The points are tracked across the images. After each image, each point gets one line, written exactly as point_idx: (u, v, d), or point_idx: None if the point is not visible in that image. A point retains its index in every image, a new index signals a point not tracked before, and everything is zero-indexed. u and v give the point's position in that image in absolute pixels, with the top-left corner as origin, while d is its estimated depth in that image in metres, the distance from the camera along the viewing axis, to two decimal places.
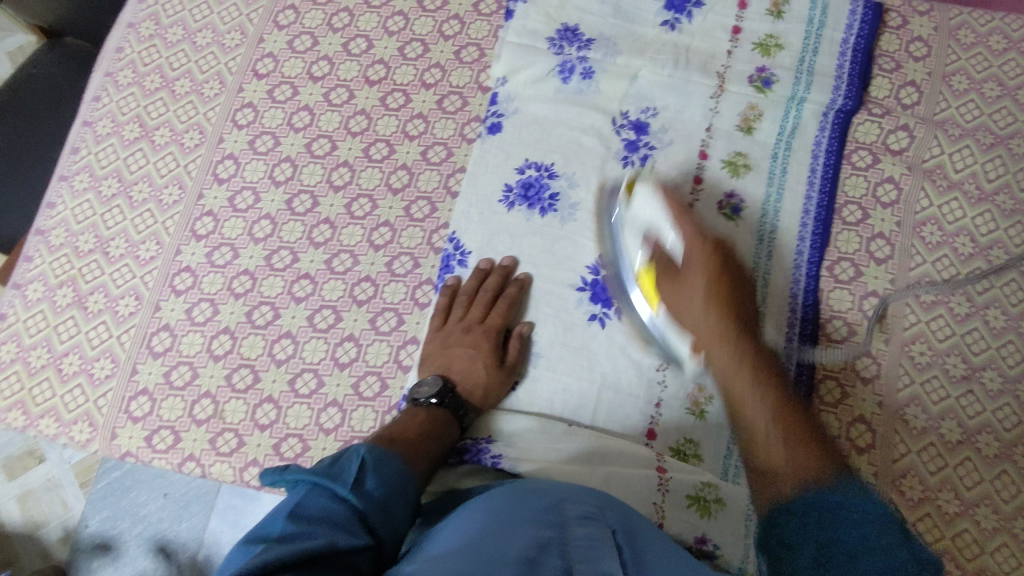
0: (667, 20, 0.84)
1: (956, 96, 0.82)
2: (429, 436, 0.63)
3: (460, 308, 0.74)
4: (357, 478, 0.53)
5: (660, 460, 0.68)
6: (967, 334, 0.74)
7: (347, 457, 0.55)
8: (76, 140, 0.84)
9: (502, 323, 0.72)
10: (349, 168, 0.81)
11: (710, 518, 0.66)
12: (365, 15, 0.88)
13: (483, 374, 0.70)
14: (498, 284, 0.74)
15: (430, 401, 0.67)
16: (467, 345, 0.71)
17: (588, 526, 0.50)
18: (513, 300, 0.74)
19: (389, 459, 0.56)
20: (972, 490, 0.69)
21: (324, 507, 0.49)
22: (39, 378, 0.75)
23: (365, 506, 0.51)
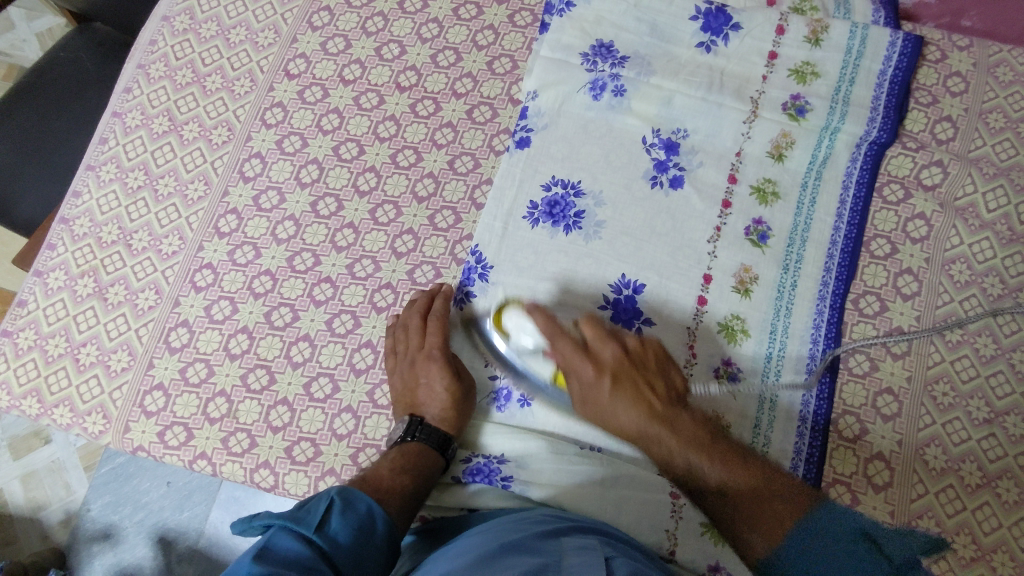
0: (702, 42, 0.84)
1: (992, 134, 0.81)
2: (404, 471, 0.64)
3: (402, 344, 0.72)
4: (322, 519, 0.54)
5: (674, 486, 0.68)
6: (992, 377, 0.73)
7: (313, 500, 0.56)
8: (105, 130, 0.85)
9: (442, 339, 0.71)
10: (375, 174, 0.81)
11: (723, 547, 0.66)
12: (399, 21, 0.88)
13: (443, 394, 0.68)
14: (422, 306, 0.73)
15: (404, 438, 0.67)
16: (418, 375, 0.70)
17: (584, 554, 0.50)
18: (442, 314, 0.72)
19: (355, 497, 0.57)
20: (989, 535, 0.68)
21: (290, 548, 0.50)
22: (56, 366, 0.75)
23: (330, 549, 0.52)
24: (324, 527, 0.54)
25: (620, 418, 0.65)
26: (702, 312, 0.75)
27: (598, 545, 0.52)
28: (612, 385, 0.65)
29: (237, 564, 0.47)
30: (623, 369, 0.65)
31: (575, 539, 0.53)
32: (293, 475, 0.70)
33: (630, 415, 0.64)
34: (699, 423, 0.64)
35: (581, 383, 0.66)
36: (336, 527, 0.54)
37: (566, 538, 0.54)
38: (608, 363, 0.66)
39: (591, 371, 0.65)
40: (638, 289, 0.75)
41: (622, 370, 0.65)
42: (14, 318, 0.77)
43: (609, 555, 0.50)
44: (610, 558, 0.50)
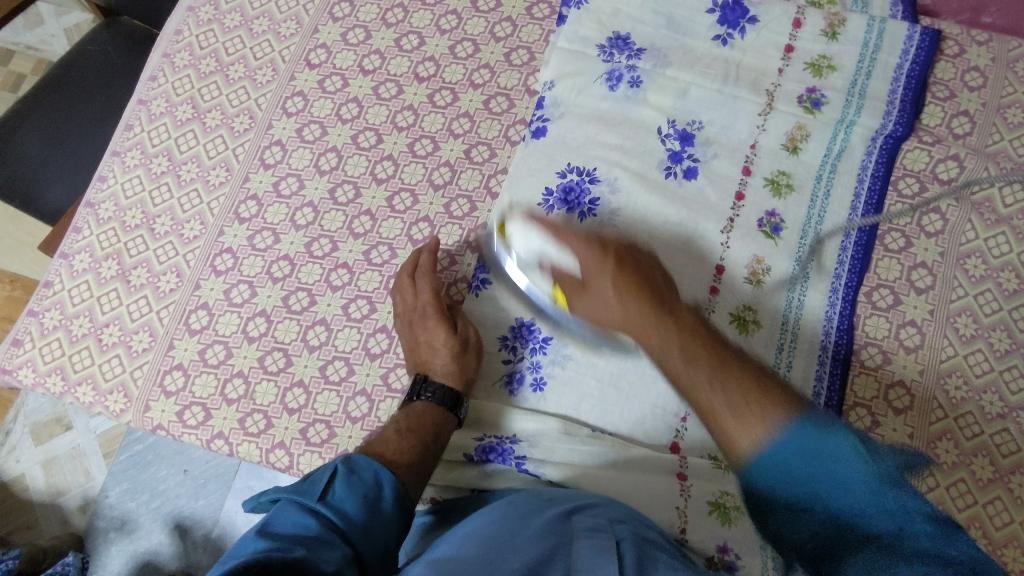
0: (719, 34, 0.84)
1: (1010, 129, 0.80)
2: (413, 429, 0.65)
3: (401, 304, 0.74)
4: (326, 488, 0.55)
5: (683, 466, 0.68)
6: (1006, 372, 0.72)
7: (317, 472, 0.57)
8: (130, 117, 0.86)
9: (434, 296, 0.72)
10: (393, 162, 0.82)
11: (732, 527, 0.66)
12: (419, 13, 0.89)
13: (440, 348, 0.70)
14: (414, 265, 0.75)
15: (411, 399, 0.68)
16: (417, 332, 0.72)
17: (594, 536, 0.51)
18: (432, 271, 0.74)
19: (360, 465, 0.59)
20: (1000, 530, 0.67)
21: (297, 518, 0.52)
22: (79, 346, 0.77)
23: (337, 515, 0.53)
24: (328, 496, 0.55)
25: (603, 285, 0.64)
26: (715, 301, 0.75)
27: (607, 526, 0.53)
28: (614, 268, 0.64)
29: (244, 538, 0.49)
30: (631, 287, 0.62)
31: (586, 519, 0.54)
32: (308, 456, 0.72)
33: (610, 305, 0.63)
34: (712, 336, 0.58)
35: (590, 278, 0.65)
36: (340, 495, 0.55)
37: (577, 517, 0.54)
38: (589, 255, 0.65)
39: (590, 252, 0.65)
40: None
41: (625, 279, 0.63)
42: (40, 299, 0.79)
43: (619, 538, 0.51)
44: (620, 542, 0.51)
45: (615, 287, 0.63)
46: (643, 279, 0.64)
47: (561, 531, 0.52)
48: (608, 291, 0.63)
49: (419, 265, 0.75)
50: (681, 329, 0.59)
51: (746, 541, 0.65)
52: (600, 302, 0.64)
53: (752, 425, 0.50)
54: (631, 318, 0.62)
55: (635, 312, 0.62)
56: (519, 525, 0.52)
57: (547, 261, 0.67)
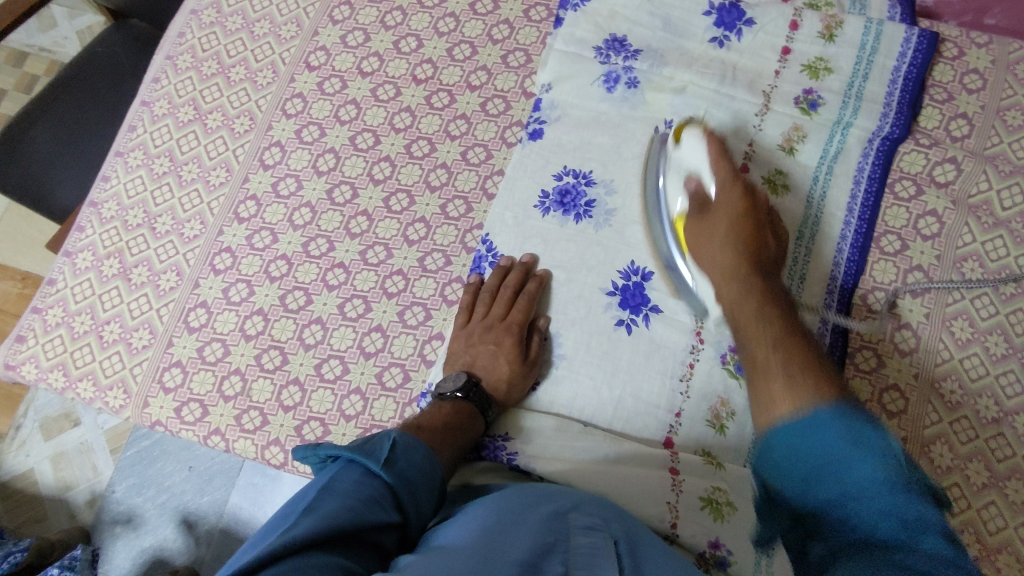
0: (716, 36, 0.84)
1: (1009, 132, 0.80)
2: (453, 427, 0.64)
3: (482, 305, 0.74)
4: (389, 457, 0.55)
5: (674, 461, 0.68)
6: (1002, 376, 0.72)
7: (377, 438, 0.56)
8: (134, 119, 0.88)
9: (524, 318, 0.73)
10: (389, 163, 0.83)
11: (723, 522, 0.65)
12: (417, 15, 0.90)
13: (505, 368, 0.70)
14: (518, 281, 0.75)
15: (455, 395, 0.67)
16: (488, 341, 0.72)
17: (590, 535, 0.51)
18: (535, 294, 0.74)
19: (416, 443, 0.58)
20: (994, 535, 0.67)
21: (356, 482, 0.52)
22: (81, 342, 0.78)
23: (394, 483, 0.53)
24: (390, 464, 0.54)
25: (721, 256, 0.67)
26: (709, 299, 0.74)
27: (602, 526, 0.53)
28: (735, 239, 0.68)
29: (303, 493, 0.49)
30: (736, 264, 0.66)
31: (580, 516, 0.54)
32: None
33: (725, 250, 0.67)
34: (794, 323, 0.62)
35: (717, 198, 0.70)
36: (401, 465, 0.55)
37: (573, 513, 0.54)
38: (735, 205, 0.69)
39: (726, 225, 0.68)
40: (648, 275, 0.76)
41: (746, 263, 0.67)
42: (44, 296, 0.81)
43: (614, 538, 0.52)
44: (617, 543, 0.52)
45: (729, 249, 0.67)
46: (756, 245, 0.68)
47: (559, 527, 0.51)
48: (715, 253, 0.68)
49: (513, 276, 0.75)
50: (778, 315, 0.63)
51: (737, 536, 0.65)
52: (710, 249, 0.69)
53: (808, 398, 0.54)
54: (729, 265, 0.67)
55: (734, 264, 0.67)
56: (520, 515, 0.52)
57: (697, 176, 0.72)
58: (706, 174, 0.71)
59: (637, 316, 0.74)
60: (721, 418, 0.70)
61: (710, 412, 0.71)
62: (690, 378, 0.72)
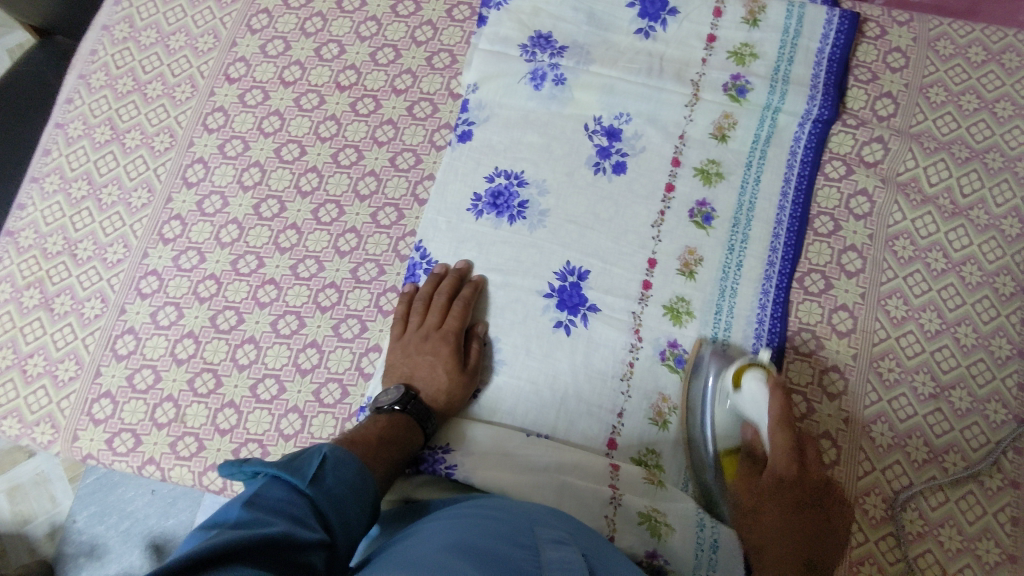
0: (641, 28, 0.83)
1: (932, 108, 0.81)
2: (390, 441, 0.63)
3: (416, 315, 0.72)
4: (317, 474, 0.54)
5: (615, 476, 0.67)
6: (937, 352, 0.72)
7: (307, 453, 0.55)
8: (48, 142, 0.85)
9: (461, 324, 0.72)
10: (317, 174, 0.81)
11: (661, 538, 0.65)
12: (338, 20, 0.88)
13: (444, 377, 0.69)
14: (451, 287, 0.73)
15: (392, 408, 0.66)
16: (425, 350, 0.70)
17: (561, 549, 0.49)
18: (470, 299, 0.73)
19: (347, 458, 0.57)
20: (936, 510, 0.68)
21: (282, 498, 0.50)
22: (4, 378, 0.76)
23: (321, 500, 0.52)
24: (318, 481, 0.53)
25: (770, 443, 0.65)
26: (647, 296, 0.75)
27: (570, 538, 0.52)
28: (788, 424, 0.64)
29: (226, 505, 0.47)
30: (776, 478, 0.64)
31: (548, 529, 0.52)
32: None
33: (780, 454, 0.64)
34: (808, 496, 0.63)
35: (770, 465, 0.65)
36: (330, 483, 0.54)
37: (539, 527, 0.52)
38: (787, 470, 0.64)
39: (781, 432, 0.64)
40: (583, 275, 0.75)
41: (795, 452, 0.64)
42: None
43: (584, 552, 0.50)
44: (585, 555, 0.51)
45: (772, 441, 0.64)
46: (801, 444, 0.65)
47: (528, 541, 0.49)
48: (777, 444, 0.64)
49: (446, 283, 0.74)
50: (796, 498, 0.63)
51: (676, 547, 0.64)
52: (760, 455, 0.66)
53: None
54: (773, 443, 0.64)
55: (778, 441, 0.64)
56: (491, 528, 0.50)
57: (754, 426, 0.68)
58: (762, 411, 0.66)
59: (575, 317, 0.74)
60: (663, 415, 0.71)
61: (652, 410, 0.71)
62: (630, 378, 0.72)
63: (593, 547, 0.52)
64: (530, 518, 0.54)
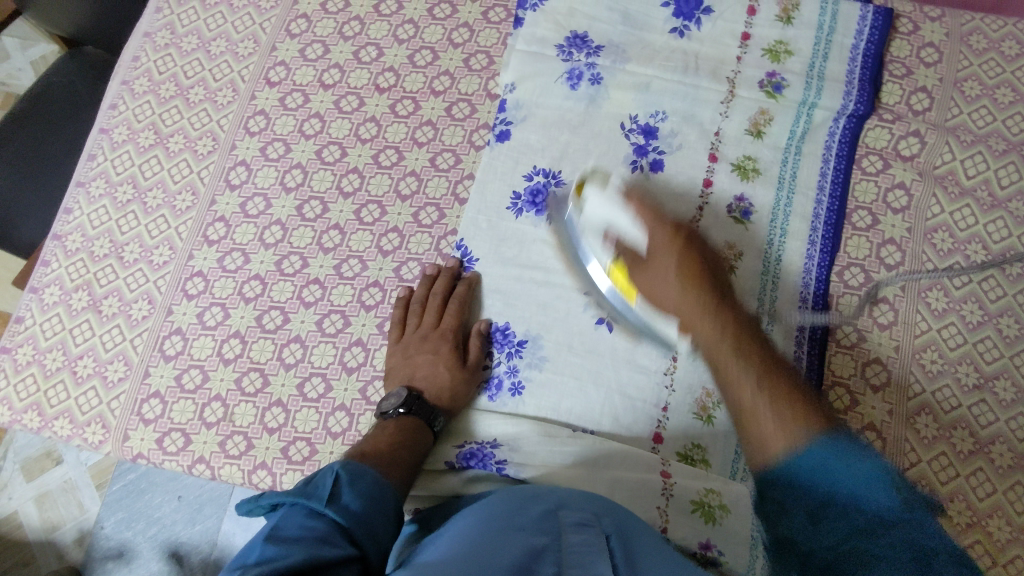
0: (675, 27, 0.84)
1: (968, 102, 0.81)
2: (403, 444, 0.65)
3: (413, 317, 0.74)
4: (333, 492, 0.54)
5: (666, 464, 0.68)
6: (979, 343, 0.73)
7: (320, 476, 0.56)
8: (93, 147, 0.86)
9: (458, 322, 0.74)
10: (358, 175, 0.82)
11: (714, 524, 0.66)
12: (376, 24, 0.89)
13: (446, 374, 0.71)
14: (444, 287, 0.75)
15: (399, 411, 0.68)
16: (425, 350, 0.72)
17: (582, 532, 0.50)
18: (464, 296, 0.75)
19: (363, 471, 0.58)
20: (984, 500, 0.68)
21: (303, 523, 0.50)
22: (54, 380, 0.77)
23: (343, 518, 0.52)
24: (336, 500, 0.54)
25: (666, 264, 0.66)
26: None
27: (594, 520, 0.52)
28: (680, 249, 0.66)
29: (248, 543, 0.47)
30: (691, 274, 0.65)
31: (571, 513, 0.53)
32: (290, 475, 0.71)
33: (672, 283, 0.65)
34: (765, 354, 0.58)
35: (652, 256, 0.67)
36: (347, 499, 0.54)
37: (563, 511, 0.53)
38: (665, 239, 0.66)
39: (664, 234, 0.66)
40: None
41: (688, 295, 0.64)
42: (12, 335, 0.79)
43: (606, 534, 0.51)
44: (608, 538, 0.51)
45: (677, 260, 0.65)
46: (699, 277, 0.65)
47: (550, 526, 0.50)
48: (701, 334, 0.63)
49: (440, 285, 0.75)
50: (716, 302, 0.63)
51: (731, 537, 0.65)
52: (660, 279, 0.65)
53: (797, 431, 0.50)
54: (687, 300, 0.63)
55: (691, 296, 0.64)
56: (511, 519, 0.51)
57: (612, 229, 0.68)
58: (618, 216, 0.68)
59: (616, 314, 0.74)
60: (707, 410, 0.71)
61: (695, 405, 0.71)
62: (673, 372, 0.72)
63: (616, 526, 0.53)
64: (555, 502, 0.54)
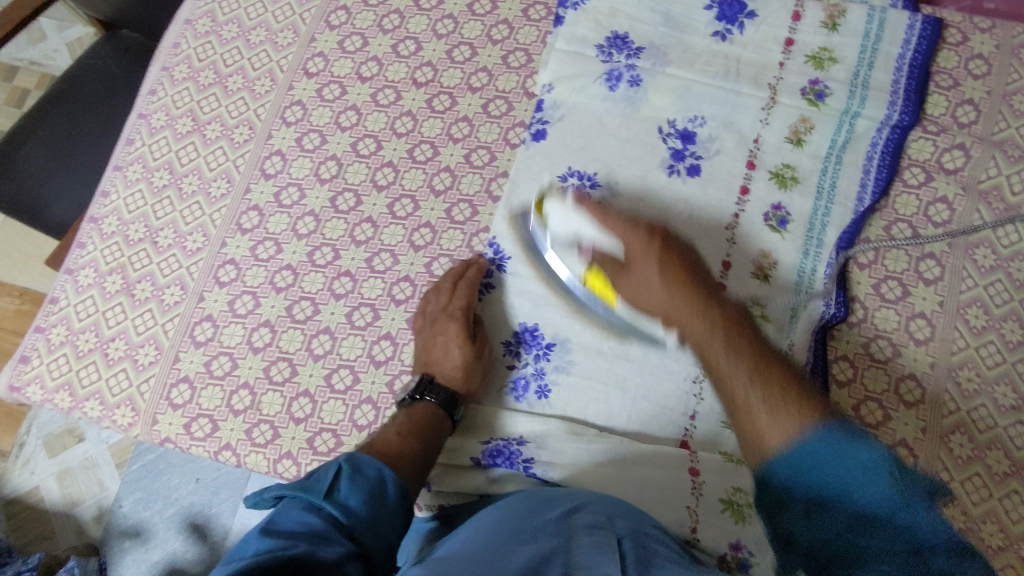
0: (718, 30, 0.83)
1: (1016, 117, 0.79)
2: (413, 433, 0.64)
3: (427, 304, 0.74)
4: (332, 486, 0.53)
5: (694, 461, 0.67)
6: (1019, 363, 0.71)
7: (322, 468, 0.55)
8: (132, 131, 0.87)
9: (466, 303, 0.72)
10: (392, 169, 0.82)
11: (743, 525, 0.65)
12: (415, 18, 0.89)
13: (456, 354, 0.70)
14: (456, 272, 0.75)
15: (414, 397, 0.69)
16: (438, 333, 0.71)
17: (594, 534, 0.47)
18: (473, 278, 0.74)
19: (365, 463, 0.57)
20: (1017, 524, 0.66)
21: (301, 518, 0.50)
22: (86, 361, 0.77)
23: (342, 513, 0.52)
24: (336, 493, 0.53)
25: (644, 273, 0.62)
26: None
27: (607, 524, 0.50)
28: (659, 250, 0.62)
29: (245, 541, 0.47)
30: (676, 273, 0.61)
31: (584, 517, 0.51)
32: (315, 465, 0.71)
33: (657, 294, 0.61)
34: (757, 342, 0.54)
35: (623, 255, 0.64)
36: (345, 492, 0.54)
37: (577, 515, 0.51)
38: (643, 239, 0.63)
39: (624, 227, 0.64)
40: None
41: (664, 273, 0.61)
42: (46, 315, 0.80)
43: (619, 537, 0.48)
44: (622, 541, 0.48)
45: (659, 267, 0.61)
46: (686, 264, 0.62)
47: (561, 531, 0.48)
48: (657, 297, 0.61)
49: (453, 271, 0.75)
50: (748, 340, 0.54)
51: (760, 540, 0.64)
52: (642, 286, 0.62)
53: (789, 415, 0.47)
54: (675, 305, 0.60)
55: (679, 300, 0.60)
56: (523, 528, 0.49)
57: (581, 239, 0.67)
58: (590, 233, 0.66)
59: None
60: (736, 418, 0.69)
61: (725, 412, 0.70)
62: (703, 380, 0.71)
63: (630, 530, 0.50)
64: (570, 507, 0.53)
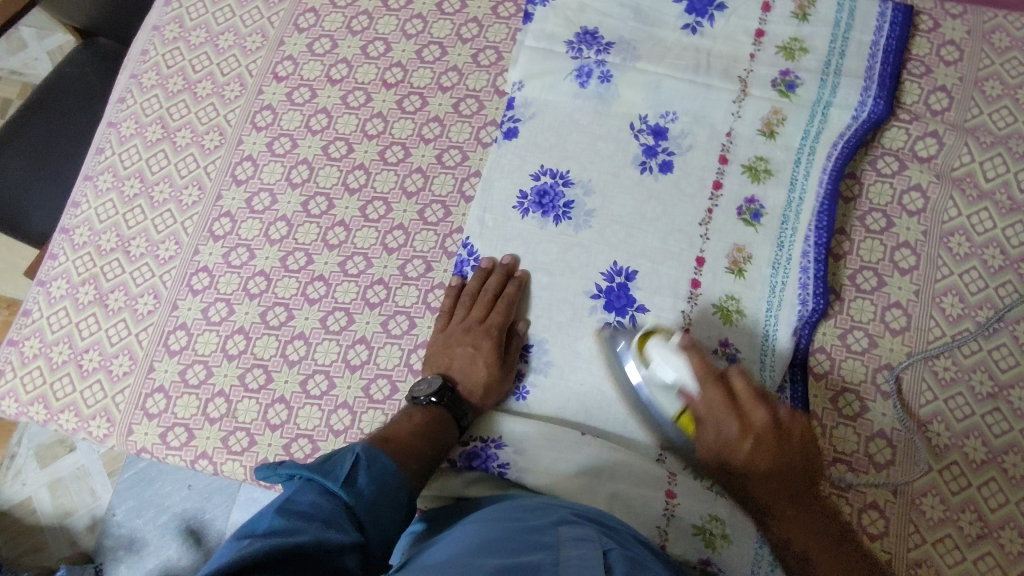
0: (688, 23, 0.83)
1: (988, 102, 0.79)
2: (425, 437, 0.64)
3: (461, 308, 0.73)
4: (349, 474, 0.54)
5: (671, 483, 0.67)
6: (995, 350, 0.71)
7: (340, 454, 0.56)
8: (102, 140, 0.86)
9: (503, 321, 0.72)
10: (364, 171, 0.82)
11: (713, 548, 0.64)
12: (384, 18, 0.89)
13: (482, 370, 0.69)
14: (496, 283, 0.74)
15: (429, 400, 0.67)
16: (467, 342, 0.71)
17: (581, 546, 0.47)
18: (513, 295, 0.73)
19: (379, 454, 0.57)
20: (996, 512, 0.66)
21: (314, 501, 0.50)
22: (60, 373, 0.77)
23: (355, 504, 0.52)
24: (351, 482, 0.53)
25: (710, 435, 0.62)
26: (696, 294, 0.74)
27: (595, 536, 0.49)
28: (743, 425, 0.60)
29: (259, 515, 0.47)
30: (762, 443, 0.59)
31: (572, 528, 0.50)
32: None
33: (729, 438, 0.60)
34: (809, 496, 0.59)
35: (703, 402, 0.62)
36: (362, 483, 0.54)
37: (564, 526, 0.50)
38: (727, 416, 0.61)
39: (717, 392, 0.61)
40: (631, 276, 0.75)
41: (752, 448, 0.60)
42: (20, 328, 0.80)
43: (605, 548, 0.47)
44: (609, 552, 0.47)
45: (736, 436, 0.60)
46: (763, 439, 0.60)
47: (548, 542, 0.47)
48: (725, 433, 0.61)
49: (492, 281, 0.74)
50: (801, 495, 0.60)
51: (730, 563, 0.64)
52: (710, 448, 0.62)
53: None
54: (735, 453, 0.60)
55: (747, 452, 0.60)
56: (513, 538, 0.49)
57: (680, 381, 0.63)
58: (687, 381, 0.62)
59: (622, 318, 0.73)
60: None
61: None
62: None
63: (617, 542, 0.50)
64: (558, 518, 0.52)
